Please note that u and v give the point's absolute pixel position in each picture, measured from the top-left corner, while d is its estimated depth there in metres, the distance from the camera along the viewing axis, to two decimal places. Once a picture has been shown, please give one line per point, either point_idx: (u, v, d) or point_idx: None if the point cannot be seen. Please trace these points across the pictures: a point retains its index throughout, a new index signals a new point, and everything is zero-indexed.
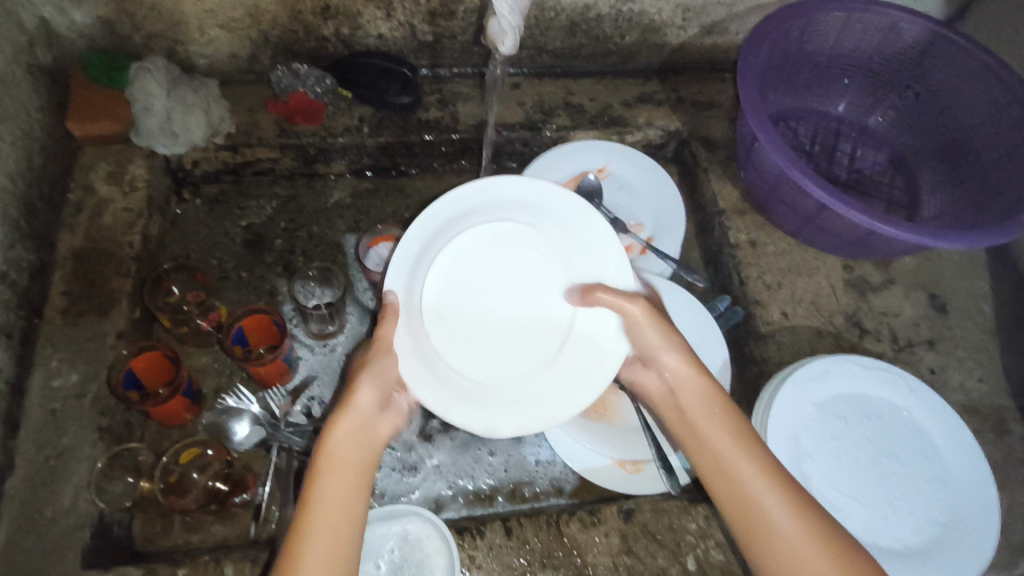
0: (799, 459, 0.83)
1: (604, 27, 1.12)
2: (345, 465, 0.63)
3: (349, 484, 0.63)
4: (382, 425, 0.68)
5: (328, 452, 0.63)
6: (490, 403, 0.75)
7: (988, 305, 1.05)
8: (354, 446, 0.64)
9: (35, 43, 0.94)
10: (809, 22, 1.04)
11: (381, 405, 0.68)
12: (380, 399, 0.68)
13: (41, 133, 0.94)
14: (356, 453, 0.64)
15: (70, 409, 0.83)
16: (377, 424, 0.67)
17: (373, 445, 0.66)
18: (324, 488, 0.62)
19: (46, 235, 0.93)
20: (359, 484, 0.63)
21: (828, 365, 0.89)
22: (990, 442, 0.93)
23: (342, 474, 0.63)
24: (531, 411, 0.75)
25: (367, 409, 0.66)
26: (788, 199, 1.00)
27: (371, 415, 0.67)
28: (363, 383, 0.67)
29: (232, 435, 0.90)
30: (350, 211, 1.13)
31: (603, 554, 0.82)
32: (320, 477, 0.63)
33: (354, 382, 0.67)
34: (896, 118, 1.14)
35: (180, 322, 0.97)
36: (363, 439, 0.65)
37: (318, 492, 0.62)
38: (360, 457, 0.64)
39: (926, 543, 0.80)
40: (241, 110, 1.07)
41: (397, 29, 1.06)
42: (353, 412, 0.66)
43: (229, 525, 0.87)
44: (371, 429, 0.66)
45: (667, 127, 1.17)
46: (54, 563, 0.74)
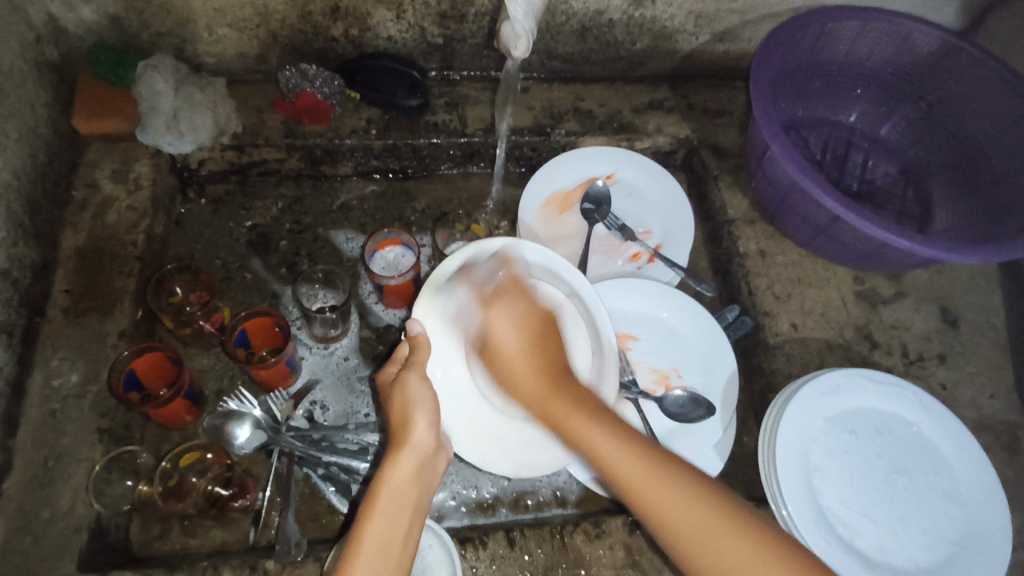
0: (808, 474, 0.82)
1: (616, 32, 1.11)
2: (396, 496, 0.64)
3: (404, 519, 0.63)
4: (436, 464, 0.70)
5: (385, 484, 0.64)
6: (507, 442, 0.82)
7: (999, 319, 1.04)
8: (412, 478, 0.66)
9: (43, 40, 0.94)
10: (822, 31, 1.03)
11: (436, 441, 0.70)
12: (436, 435, 0.70)
13: (46, 130, 0.94)
14: (412, 490, 0.65)
15: (70, 410, 0.82)
16: (432, 461, 0.69)
17: (426, 483, 0.67)
18: (376, 520, 0.62)
19: (50, 233, 0.92)
20: (405, 517, 0.63)
21: (838, 379, 0.87)
22: (1000, 459, 0.92)
23: (395, 506, 0.63)
24: (542, 453, 0.81)
25: (424, 444, 0.68)
26: (799, 209, 0.99)
27: (428, 451, 0.68)
28: (419, 420, 0.69)
29: (233, 439, 0.86)
30: (356, 215, 1.12)
31: (608, 567, 0.80)
32: (375, 506, 0.63)
33: (410, 419, 0.69)
34: (907, 129, 1.13)
35: (182, 323, 0.95)
36: (420, 473, 0.67)
37: (370, 523, 0.62)
38: (412, 491, 0.65)
39: (938, 562, 0.78)
40: (247, 110, 1.06)
41: (407, 31, 1.05)
42: (412, 449, 0.68)
43: (227, 530, 0.85)
44: (429, 469, 0.68)
45: (677, 134, 1.16)
46: (50, 567, 0.73)
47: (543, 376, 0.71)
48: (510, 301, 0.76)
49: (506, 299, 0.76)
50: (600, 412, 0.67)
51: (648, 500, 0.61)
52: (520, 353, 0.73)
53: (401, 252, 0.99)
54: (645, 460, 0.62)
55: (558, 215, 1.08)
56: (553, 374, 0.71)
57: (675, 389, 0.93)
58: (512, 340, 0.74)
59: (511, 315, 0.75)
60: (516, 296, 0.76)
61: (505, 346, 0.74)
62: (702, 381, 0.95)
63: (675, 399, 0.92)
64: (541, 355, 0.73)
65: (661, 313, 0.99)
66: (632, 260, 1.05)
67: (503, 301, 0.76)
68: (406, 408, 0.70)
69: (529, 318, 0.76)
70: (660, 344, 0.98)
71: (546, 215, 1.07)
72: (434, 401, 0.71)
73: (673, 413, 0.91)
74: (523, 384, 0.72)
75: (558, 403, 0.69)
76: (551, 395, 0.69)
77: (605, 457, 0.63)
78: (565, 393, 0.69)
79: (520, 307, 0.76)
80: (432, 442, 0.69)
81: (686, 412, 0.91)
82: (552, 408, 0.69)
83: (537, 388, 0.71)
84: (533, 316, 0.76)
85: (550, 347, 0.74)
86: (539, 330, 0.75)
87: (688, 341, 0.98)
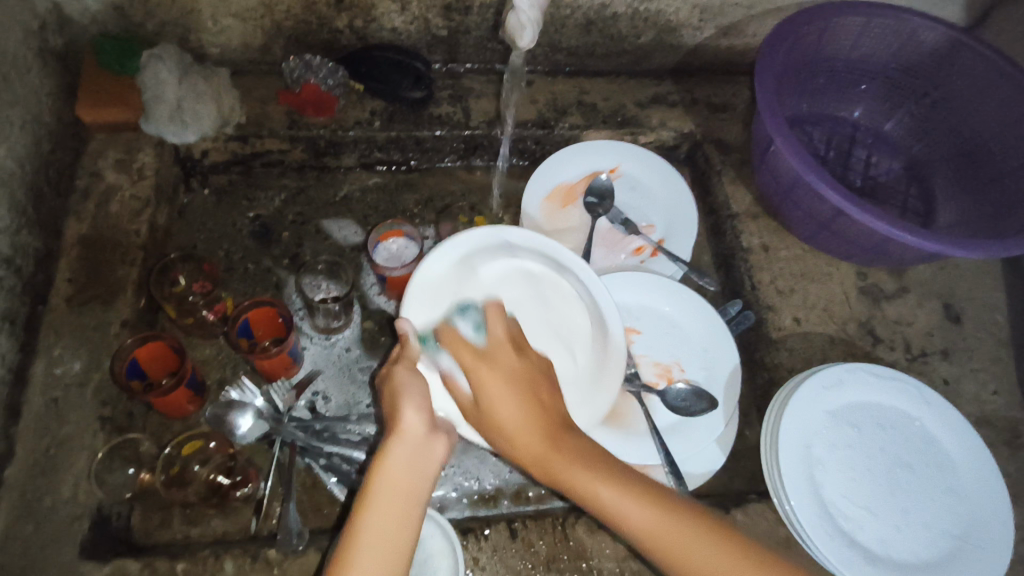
0: (811, 467, 0.82)
1: (621, 25, 1.11)
2: (389, 492, 0.62)
3: (398, 512, 0.61)
4: (436, 448, 0.66)
5: (377, 478, 0.62)
6: None
7: (1002, 316, 1.04)
8: (403, 469, 0.63)
9: (47, 29, 0.93)
10: (827, 26, 1.03)
11: (432, 426, 0.66)
12: (430, 421, 0.67)
13: (50, 119, 0.94)
14: (405, 481, 0.62)
15: (72, 398, 0.82)
16: (429, 446, 0.66)
17: (423, 470, 0.64)
18: (373, 520, 0.60)
19: (53, 222, 0.92)
20: (400, 509, 0.62)
21: (841, 374, 0.87)
22: (1002, 455, 0.92)
23: (390, 501, 0.61)
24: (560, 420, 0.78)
25: (414, 432, 0.65)
26: (803, 203, 0.99)
27: (421, 438, 0.65)
28: (406, 409, 0.66)
29: (237, 429, 0.86)
30: (359, 206, 1.12)
31: (610, 559, 0.80)
32: (368, 504, 0.61)
33: (397, 410, 0.66)
34: (912, 125, 1.13)
35: (185, 313, 0.95)
36: (413, 462, 0.63)
37: (366, 523, 0.60)
38: (406, 483, 0.62)
39: (939, 556, 0.78)
40: (251, 101, 1.06)
41: (412, 23, 1.05)
42: (402, 437, 0.64)
43: (228, 520, 0.85)
44: (425, 454, 0.65)
45: (681, 128, 1.16)
46: (52, 554, 0.73)
47: (542, 435, 0.66)
48: (495, 361, 0.69)
49: (492, 359, 0.70)
50: (603, 463, 0.64)
51: (667, 549, 0.60)
52: (513, 407, 0.67)
53: (404, 244, 0.99)
54: (656, 514, 0.61)
55: (562, 209, 1.07)
56: (553, 430, 0.66)
57: (677, 382, 0.93)
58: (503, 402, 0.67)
59: (503, 373, 0.68)
60: (503, 354, 0.70)
61: (494, 402, 0.67)
62: (704, 374, 0.94)
63: (677, 393, 0.92)
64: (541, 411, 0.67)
65: (664, 307, 0.99)
66: (635, 254, 1.05)
67: (490, 360, 0.69)
68: (394, 399, 0.67)
69: (526, 371, 0.70)
70: (663, 337, 0.97)
71: (549, 208, 1.07)
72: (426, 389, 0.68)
73: (676, 407, 0.91)
74: (519, 446, 0.66)
75: (559, 462, 0.64)
76: (553, 457, 0.64)
77: (628, 519, 0.61)
78: (566, 450, 0.65)
79: (510, 365, 0.69)
80: (422, 426, 0.66)
81: (688, 406, 0.91)
82: (554, 469, 0.64)
83: (537, 449, 0.65)
84: (526, 371, 0.69)
85: (546, 399, 0.69)
86: (531, 389, 0.68)
87: (690, 334, 0.98)
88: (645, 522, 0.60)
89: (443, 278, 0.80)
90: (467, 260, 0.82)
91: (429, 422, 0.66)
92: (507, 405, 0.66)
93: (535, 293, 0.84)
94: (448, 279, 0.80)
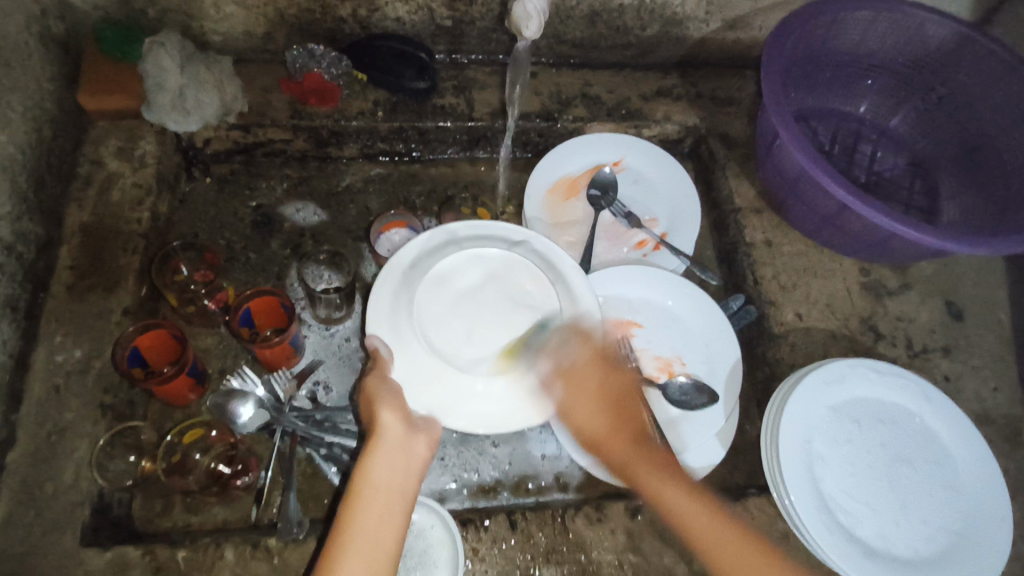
0: (810, 462, 0.82)
1: (626, 17, 1.10)
2: (377, 489, 0.62)
3: (383, 508, 0.62)
4: (418, 445, 0.67)
5: (363, 475, 0.63)
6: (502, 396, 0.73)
7: (1004, 313, 1.04)
8: (387, 467, 0.64)
9: (49, 14, 0.93)
10: (834, 20, 1.03)
11: (411, 424, 0.68)
12: (409, 420, 0.68)
13: (52, 105, 0.93)
14: (391, 478, 0.63)
15: (73, 385, 0.82)
16: (411, 442, 0.66)
17: (407, 467, 0.65)
18: (362, 517, 0.61)
19: (54, 209, 0.92)
20: (387, 506, 0.62)
21: (843, 370, 0.87)
22: (1002, 452, 0.92)
23: (378, 499, 0.62)
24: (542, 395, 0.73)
25: (395, 432, 0.66)
26: (808, 198, 0.99)
27: (402, 436, 0.66)
28: (383, 410, 0.67)
29: (237, 418, 0.85)
30: (361, 197, 1.11)
31: (609, 551, 0.81)
32: (356, 500, 0.62)
33: (375, 412, 0.67)
34: (917, 121, 1.12)
35: (186, 301, 0.95)
36: (396, 460, 0.65)
37: (357, 519, 0.61)
38: (391, 481, 0.63)
39: (938, 551, 0.78)
40: (254, 90, 1.06)
41: (416, 12, 1.05)
42: (382, 437, 0.66)
43: (229, 508, 0.85)
44: (407, 451, 0.66)
45: (685, 122, 1.16)
46: (53, 540, 0.73)
47: (627, 446, 0.70)
48: (578, 374, 0.73)
49: (573, 372, 0.73)
50: (675, 473, 0.68)
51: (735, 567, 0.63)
52: (599, 418, 0.71)
53: (406, 235, 0.99)
54: (699, 505, 0.66)
55: (564, 202, 1.07)
56: (635, 438, 0.71)
57: (679, 377, 0.93)
58: (588, 416, 0.72)
59: (588, 388, 0.72)
60: (582, 365, 0.73)
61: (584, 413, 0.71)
62: (705, 368, 0.95)
63: (679, 386, 0.92)
64: (619, 422, 0.72)
65: (666, 301, 0.99)
66: (637, 247, 1.05)
67: (572, 374, 0.72)
68: (371, 403, 0.68)
69: (607, 385, 0.73)
70: (665, 331, 0.97)
71: (552, 200, 1.06)
72: (399, 390, 0.70)
73: (677, 401, 0.91)
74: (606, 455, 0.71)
75: (638, 469, 0.69)
76: (635, 467, 0.69)
77: (695, 528, 0.65)
78: (646, 459, 0.69)
79: (594, 377, 0.73)
80: (400, 425, 0.66)
81: (689, 399, 0.91)
82: (635, 476, 0.69)
83: (622, 461, 0.70)
84: (610, 386, 0.73)
85: (627, 411, 0.72)
86: (617, 401, 0.72)
87: (691, 328, 0.98)
88: (689, 511, 0.65)
89: (397, 284, 0.77)
90: (417, 262, 0.78)
91: (406, 420, 0.67)
92: (586, 416, 0.71)
93: (490, 270, 0.77)
94: (401, 282, 0.77)
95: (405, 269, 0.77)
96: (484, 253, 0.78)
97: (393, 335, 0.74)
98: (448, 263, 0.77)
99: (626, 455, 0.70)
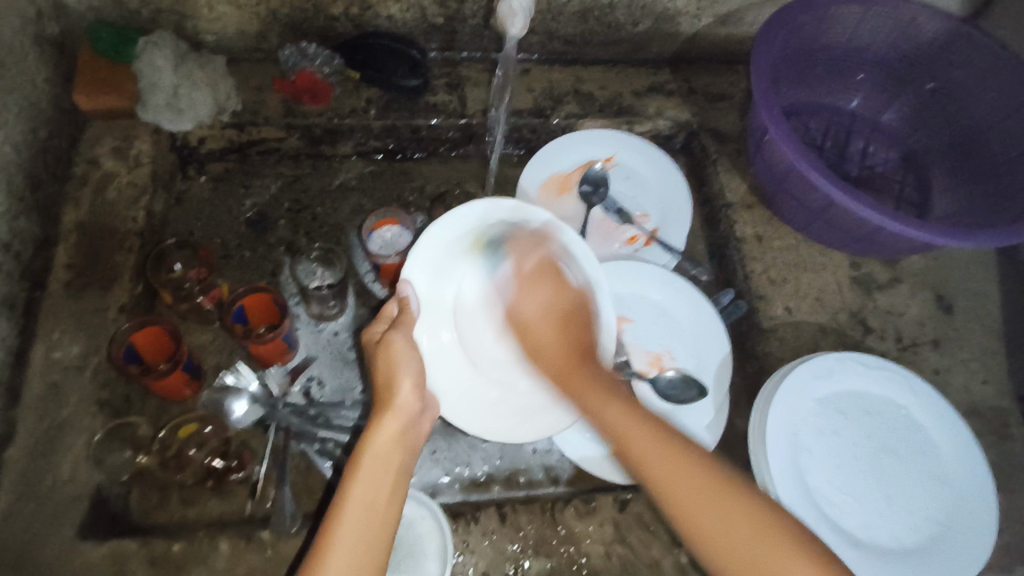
0: (797, 454, 0.83)
1: (617, 13, 1.10)
2: (383, 461, 0.63)
3: (387, 485, 0.63)
4: (420, 424, 0.69)
5: (369, 448, 0.64)
6: (498, 406, 0.80)
7: (995, 307, 1.04)
8: (396, 439, 0.65)
9: (44, 15, 0.94)
10: (825, 14, 1.03)
11: (421, 402, 0.69)
12: (420, 398, 0.69)
13: (48, 105, 0.94)
14: (397, 450, 0.64)
15: (71, 381, 0.83)
16: (418, 420, 0.69)
17: (413, 443, 0.67)
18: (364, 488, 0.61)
19: (51, 208, 0.93)
20: (392, 479, 0.63)
21: (831, 364, 0.88)
22: (990, 445, 0.93)
23: (381, 472, 0.63)
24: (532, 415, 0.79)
25: (408, 408, 0.67)
26: (797, 193, 0.99)
27: (412, 413, 0.68)
28: (402, 383, 0.67)
29: (231, 413, 0.86)
30: (355, 194, 1.12)
31: (597, 543, 0.82)
32: (358, 472, 0.62)
33: (395, 382, 0.67)
34: (909, 116, 1.12)
35: (181, 298, 0.96)
36: (405, 434, 0.66)
37: (358, 490, 0.61)
38: (397, 456, 0.64)
39: (922, 542, 0.79)
40: (248, 89, 1.06)
41: (407, 10, 1.05)
42: (395, 412, 0.67)
43: (224, 502, 0.87)
44: (413, 429, 0.68)
45: (677, 118, 1.16)
46: (51, 533, 0.75)
47: (573, 359, 0.74)
48: (539, 286, 0.78)
49: (536, 285, 0.78)
50: (614, 392, 0.70)
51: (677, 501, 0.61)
52: (553, 326, 0.76)
53: (399, 232, 0.99)
54: (642, 427, 0.65)
55: (557, 197, 1.07)
56: (583, 355, 0.74)
57: (668, 370, 0.94)
58: (542, 326, 0.77)
59: (543, 299, 0.77)
60: (552, 283, 0.77)
61: (530, 322, 0.77)
62: (694, 364, 0.95)
63: (668, 380, 0.92)
64: (572, 338, 0.75)
65: (655, 295, 1.00)
66: (628, 243, 1.05)
67: (536, 287, 0.78)
68: (391, 371, 0.68)
69: (566, 301, 0.77)
70: (655, 326, 0.98)
71: (545, 196, 1.07)
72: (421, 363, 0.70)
73: (666, 395, 0.91)
74: (552, 364, 0.75)
75: (574, 377, 0.73)
76: (574, 377, 0.72)
77: (625, 439, 0.65)
78: (589, 376, 0.72)
79: (551, 292, 0.77)
80: (414, 403, 0.68)
81: (678, 393, 0.91)
82: (573, 387, 0.72)
83: (566, 370, 0.74)
84: (564, 300, 0.77)
85: (579, 325, 0.76)
86: (570, 312, 0.76)
87: (680, 322, 0.98)
88: (622, 425, 0.66)
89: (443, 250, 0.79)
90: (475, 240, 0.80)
91: (421, 397, 0.69)
92: (542, 326, 0.77)
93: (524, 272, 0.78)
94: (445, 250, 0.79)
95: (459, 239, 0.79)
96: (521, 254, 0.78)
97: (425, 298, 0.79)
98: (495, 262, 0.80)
99: (567, 367, 0.74)
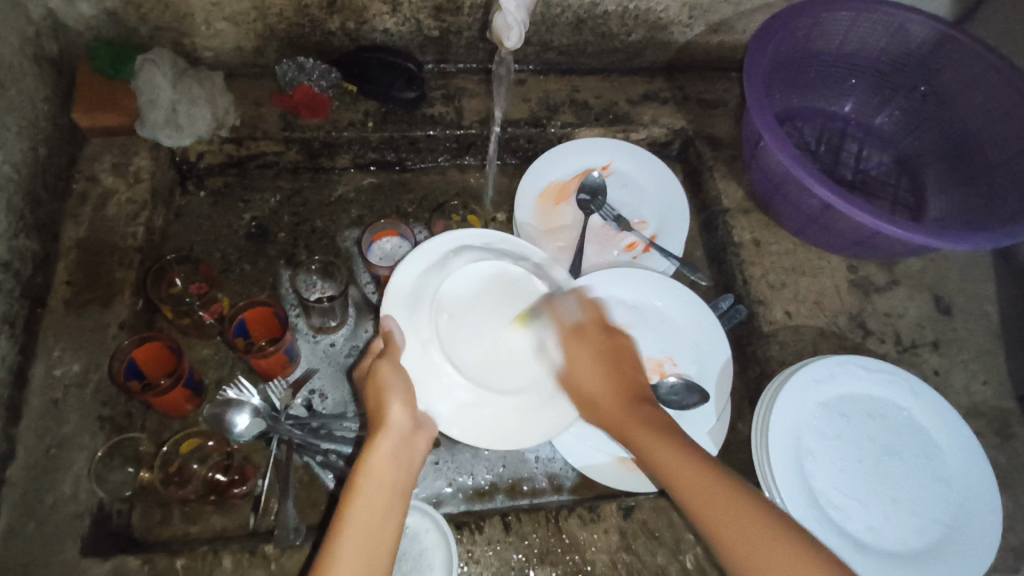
0: (800, 457, 0.83)
1: (610, 24, 1.11)
2: (378, 482, 0.63)
3: (382, 509, 0.62)
4: (417, 441, 0.68)
5: (363, 471, 0.63)
6: (495, 419, 0.76)
7: (993, 306, 1.04)
8: (390, 459, 0.64)
9: (42, 34, 0.95)
10: (816, 22, 1.04)
11: (415, 419, 0.68)
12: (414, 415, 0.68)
13: (47, 123, 0.95)
14: (390, 470, 0.63)
15: (72, 399, 0.83)
16: (414, 436, 0.67)
17: (410, 461, 0.66)
18: (358, 510, 0.61)
19: (50, 226, 0.93)
20: (387, 500, 0.62)
21: (832, 367, 0.88)
22: (992, 444, 0.93)
23: (376, 492, 0.62)
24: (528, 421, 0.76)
25: (402, 426, 0.66)
26: (793, 198, 1.00)
27: (407, 430, 0.66)
28: (391, 403, 0.67)
29: (232, 427, 0.85)
30: (353, 206, 1.13)
31: (602, 551, 0.82)
32: (354, 494, 0.62)
33: (384, 402, 0.67)
34: (902, 119, 1.14)
35: (182, 314, 0.95)
36: (400, 453, 0.65)
37: (353, 512, 0.61)
38: (393, 475, 0.64)
39: (928, 544, 0.79)
40: (246, 103, 1.07)
41: (403, 24, 1.06)
42: (388, 431, 0.65)
43: (227, 516, 0.87)
44: (409, 446, 0.66)
45: (672, 125, 1.17)
46: (53, 553, 0.74)
47: (624, 404, 0.70)
48: (587, 337, 0.75)
49: (581, 334, 0.75)
50: (671, 433, 0.66)
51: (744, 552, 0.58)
52: (601, 375, 0.72)
53: (398, 243, 1.00)
54: (693, 467, 0.63)
55: (555, 207, 1.08)
56: (634, 400, 0.70)
57: (669, 376, 0.94)
58: (590, 376, 0.73)
59: (589, 348, 0.74)
60: (591, 330, 0.76)
61: (576, 374, 0.73)
62: (695, 369, 0.96)
63: (669, 386, 0.93)
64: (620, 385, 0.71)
65: (656, 302, 1.00)
66: (627, 250, 1.06)
67: (582, 336, 0.75)
68: (380, 392, 0.68)
69: (611, 356, 0.73)
70: (656, 331, 0.98)
71: (542, 207, 1.08)
72: (408, 382, 0.69)
73: (668, 401, 0.92)
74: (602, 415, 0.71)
75: (630, 422, 0.68)
76: (627, 423, 0.68)
77: (678, 482, 0.63)
78: (643, 417, 0.68)
79: (596, 342, 0.74)
80: (408, 421, 0.67)
81: (680, 400, 0.92)
82: (628, 435, 0.68)
83: (616, 418, 0.69)
84: (609, 347, 0.74)
85: (626, 369, 0.73)
86: (614, 359, 0.73)
87: (681, 328, 0.99)
88: (676, 464, 0.63)
89: (419, 275, 0.79)
90: (449, 260, 0.80)
91: (413, 415, 0.68)
92: (590, 377, 0.72)
93: (501, 284, 0.79)
94: (423, 274, 0.79)
95: (435, 262, 0.80)
96: (491, 267, 0.80)
97: (407, 324, 0.76)
98: (474, 278, 0.79)
99: (622, 417, 0.69)
